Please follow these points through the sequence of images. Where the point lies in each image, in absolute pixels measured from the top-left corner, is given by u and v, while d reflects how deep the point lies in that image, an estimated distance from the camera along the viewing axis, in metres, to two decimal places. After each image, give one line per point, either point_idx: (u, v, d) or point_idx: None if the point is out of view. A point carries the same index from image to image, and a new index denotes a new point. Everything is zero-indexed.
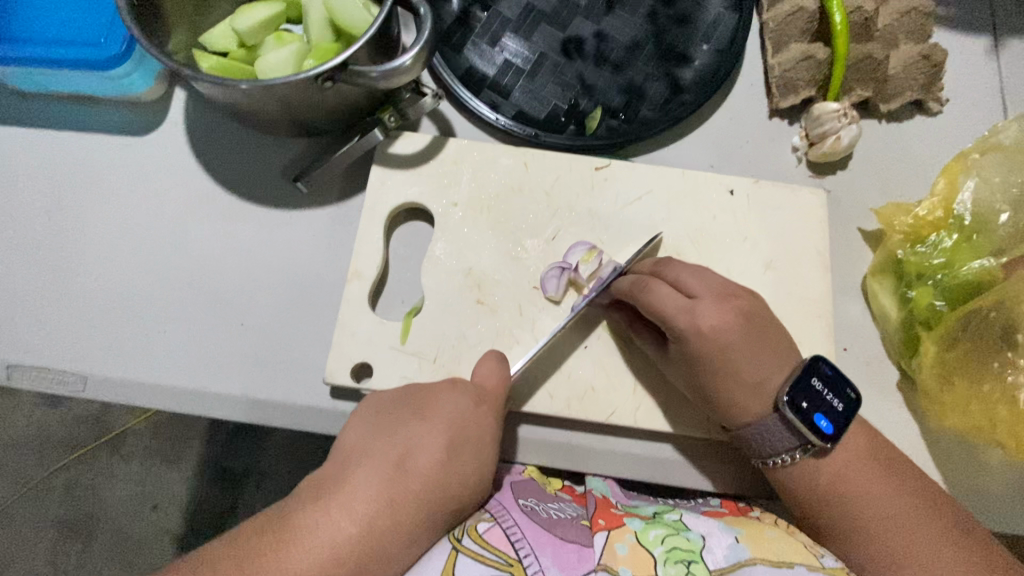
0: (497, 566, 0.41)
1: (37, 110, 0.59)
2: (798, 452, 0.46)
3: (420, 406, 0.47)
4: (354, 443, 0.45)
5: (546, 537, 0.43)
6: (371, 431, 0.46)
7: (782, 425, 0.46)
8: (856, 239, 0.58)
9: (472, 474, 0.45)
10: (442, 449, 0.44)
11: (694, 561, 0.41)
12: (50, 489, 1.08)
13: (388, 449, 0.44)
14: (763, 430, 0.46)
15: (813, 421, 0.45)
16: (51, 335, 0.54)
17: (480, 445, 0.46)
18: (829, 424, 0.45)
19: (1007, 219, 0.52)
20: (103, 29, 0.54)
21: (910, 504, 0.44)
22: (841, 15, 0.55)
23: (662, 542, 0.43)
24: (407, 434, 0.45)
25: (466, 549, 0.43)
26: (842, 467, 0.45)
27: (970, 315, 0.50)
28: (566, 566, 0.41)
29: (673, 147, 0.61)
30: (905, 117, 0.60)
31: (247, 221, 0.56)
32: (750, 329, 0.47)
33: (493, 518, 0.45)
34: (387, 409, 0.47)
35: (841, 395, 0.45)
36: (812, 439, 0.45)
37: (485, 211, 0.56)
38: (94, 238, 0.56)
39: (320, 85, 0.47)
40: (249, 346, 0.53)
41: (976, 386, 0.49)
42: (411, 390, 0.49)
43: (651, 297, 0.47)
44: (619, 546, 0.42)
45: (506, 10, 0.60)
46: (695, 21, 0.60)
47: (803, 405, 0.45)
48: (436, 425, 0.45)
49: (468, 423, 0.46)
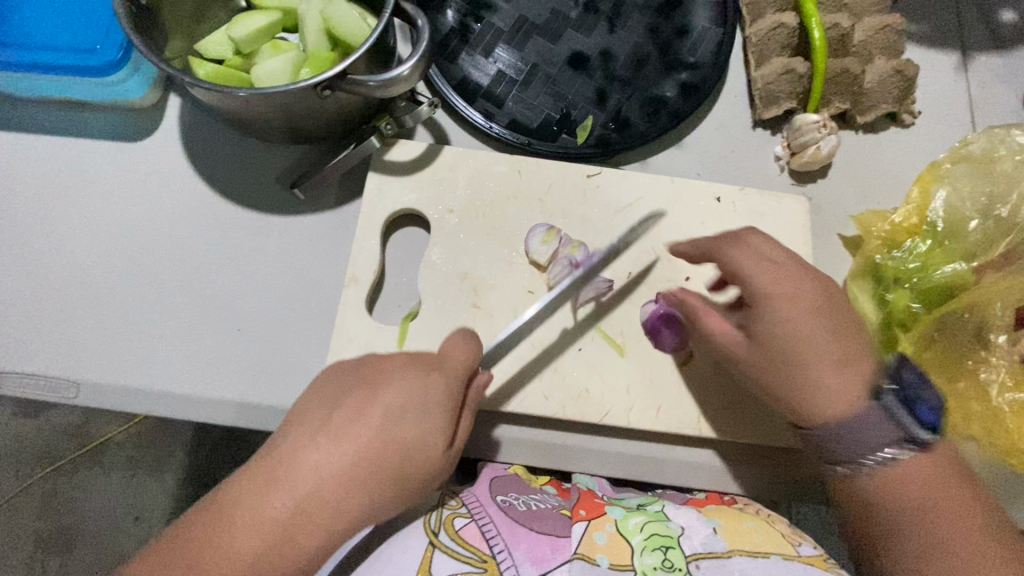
0: (470, 562, 0.44)
1: (27, 115, 0.58)
2: (896, 448, 0.43)
3: (367, 379, 0.45)
4: (302, 409, 0.44)
5: (521, 532, 0.45)
6: (316, 401, 0.44)
7: (878, 416, 0.43)
8: (836, 245, 0.60)
9: (415, 442, 0.43)
10: (385, 418, 0.43)
11: (670, 548, 0.43)
12: (27, 502, 1.06)
13: (330, 417, 0.43)
14: (846, 429, 0.44)
15: (920, 414, 0.43)
16: (42, 341, 0.53)
17: (426, 415, 0.43)
18: (934, 417, 0.43)
19: (977, 225, 0.55)
20: (99, 35, 0.54)
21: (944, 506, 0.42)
22: (819, 32, 0.58)
23: (641, 530, 0.45)
24: (350, 408, 0.43)
25: (442, 545, 0.45)
26: (900, 480, 0.43)
27: (946, 317, 0.52)
28: (540, 560, 0.44)
29: (661, 156, 0.63)
30: (880, 129, 0.63)
31: (242, 226, 0.57)
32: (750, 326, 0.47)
33: (469, 514, 0.47)
34: (336, 378, 0.46)
35: (930, 388, 0.44)
36: (914, 431, 0.43)
37: (481, 217, 0.57)
38: (85, 243, 0.56)
39: (318, 93, 0.48)
40: (245, 351, 0.54)
41: (950, 384, 0.51)
42: (365, 360, 0.47)
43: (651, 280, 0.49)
44: (598, 534, 0.45)
45: (500, 21, 0.62)
46: (680, 35, 0.62)
47: (905, 395, 0.44)
48: (379, 393, 0.43)
49: (414, 393, 0.43)
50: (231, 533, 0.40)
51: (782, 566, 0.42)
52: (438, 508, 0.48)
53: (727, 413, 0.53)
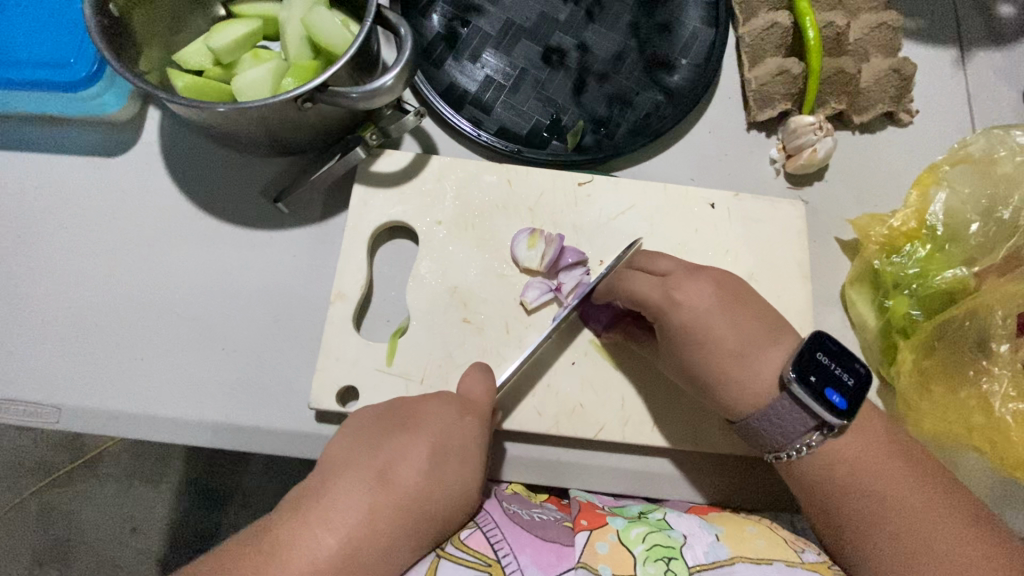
0: (474, 566, 0.42)
1: (3, 130, 0.57)
2: (816, 434, 0.42)
3: (404, 418, 0.44)
4: (333, 457, 0.42)
5: (525, 539, 0.44)
6: (354, 441, 0.43)
7: (791, 403, 0.43)
8: (833, 249, 0.59)
9: (459, 484, 0.42)
10: (427, 458, 0.42)
11: (673, 559, 0.41)
12: (23, 516, 1.05)
13: (369, 463, 0.41)
14: (771, 417, 0.43)
15: (826, 397, 0.41)
16: (23, 364, 0.52)
17: (467, 455, 0.43)
18: (841, 399, 0.42)
19: (977, 229, 0.53)
20: (73, 49, 0.53)
21: (901, 484, 0.42)
22: (813, 31, 0.57)
23: (643, 540, 0.43)
24: (393, 445, 0.42)
25: (447, 554, 0.43)
26: (864, 468, 0.42)
27: (946, 325, 0.50)
28: (545, 566, 0.42)
29: (654, 161, 0.61)
30: (878, 129, 0.62)
31: (225, 242, 0.55)
32: (745, 323, 0.46)
33: (474, 521, 0.46)
34: (364, 425, 0.44)
35: (851, 370, 0.43)
36: (828, 418, 0.42)
37: (468, 228, 0.56)
38: (67, 261, 0.54)
39: (299, 105, 0.47)
40: (230, 371, 0.52)
41: (952, 393, 0.50)
42: (395, 403, 0.46)
43: (632, 281, 0.48)
44: (600, 544, 0.43)
45: (486, 25, 0.60)
46: (672, 36, 0.60)
47: (812, 379, 0.42)
48: (421, 434, 0.43)
49: (459, 429, 0.44)
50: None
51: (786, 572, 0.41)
52: None
53: (727, 429, 0.52)
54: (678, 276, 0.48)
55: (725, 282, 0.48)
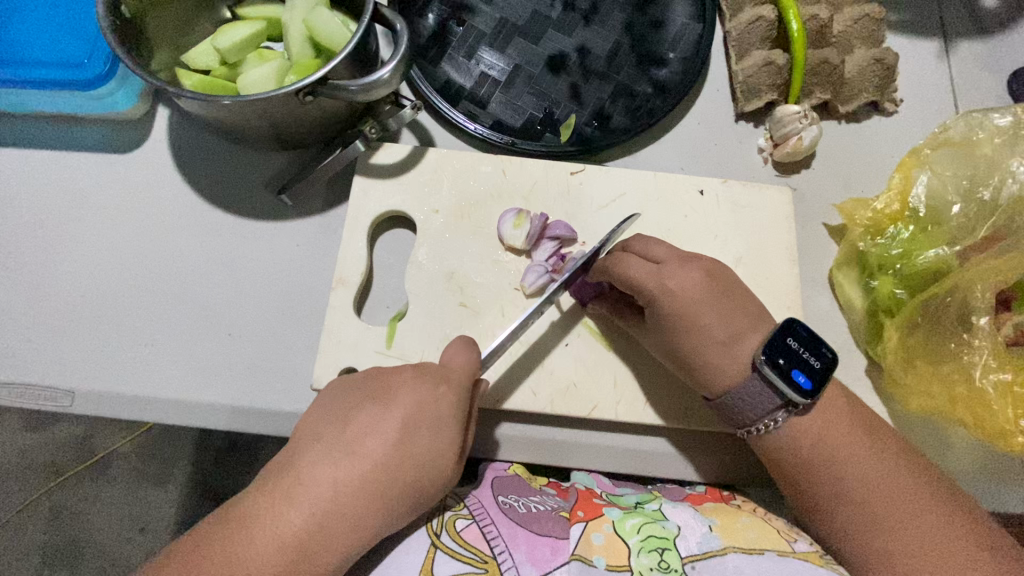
0: (472, 562, 0.43)
1: (20, 129, 0.59)
2: (782, 413, 0.46)
3: (375, 392, 0.46)
4: (311, 428, 0.45)
5: (521, 533, 0.45)
6: (327, 416, 0.45)
7: (761, 384, 0.46)
8: (821, 233, 0.61)
9: (432, 454, 0.44)
10: (397, 433, 0.44)
11: (667, 549, 0.43)
12: (34, 516, 1.06)
13: (341, 436, 0.44)
14: (742, 395, 0.46)
15: (791, 378, 0.45)
16: (39, 351, 0.54)
17: (439, 426, 0.44)
18: (807, 380, 0.45)
19: (959, 209, 0.55)
20: (86, 49, 0.55)
21: (867, 458, 0.44)
22: (797, 23, 0.58)
23: (637, 531, 0.44)
24: (363, 421, 0.44)
25: (445, 546, 0.45)
26: (833, 438, 0.45)
27: (930, 302, 0.52)
28: (540, 561, 0.43)
29: (645, 151, 0.63)
30: (863, 118, 0.64)
31: (232, 233, 0.58)
32: (726, 302, 0.48)
33: (471, 515, 0.47)
34: (340, 396, 0.47)
35: (818, 354, 0.45)
36: (793, 397, 0.45)
37: (465, 216, 0.58)
38: (81, 254, 0.57)
39: (301, 98, 0.49)
40: (236, 356, 0.54)
41: (935, 367, 0.51)
42: (372, 374, 0.48)
43: (620, 262, 0.49)
44: (596, 535, 0.44)
45: (481, 24, 0.62)
46: (660, 32, 0.62)
47: (780, 362, 0.45)
48: (392, 408, 0.45)
49: (429, 405, 0.45)
50: (246, 548, 0.40)
51: (775, 562, 0.42)
52: (441, 510, 0.48)
53: None
54: (667, 261, 0.50)
55: (711, 263, 0.50)
